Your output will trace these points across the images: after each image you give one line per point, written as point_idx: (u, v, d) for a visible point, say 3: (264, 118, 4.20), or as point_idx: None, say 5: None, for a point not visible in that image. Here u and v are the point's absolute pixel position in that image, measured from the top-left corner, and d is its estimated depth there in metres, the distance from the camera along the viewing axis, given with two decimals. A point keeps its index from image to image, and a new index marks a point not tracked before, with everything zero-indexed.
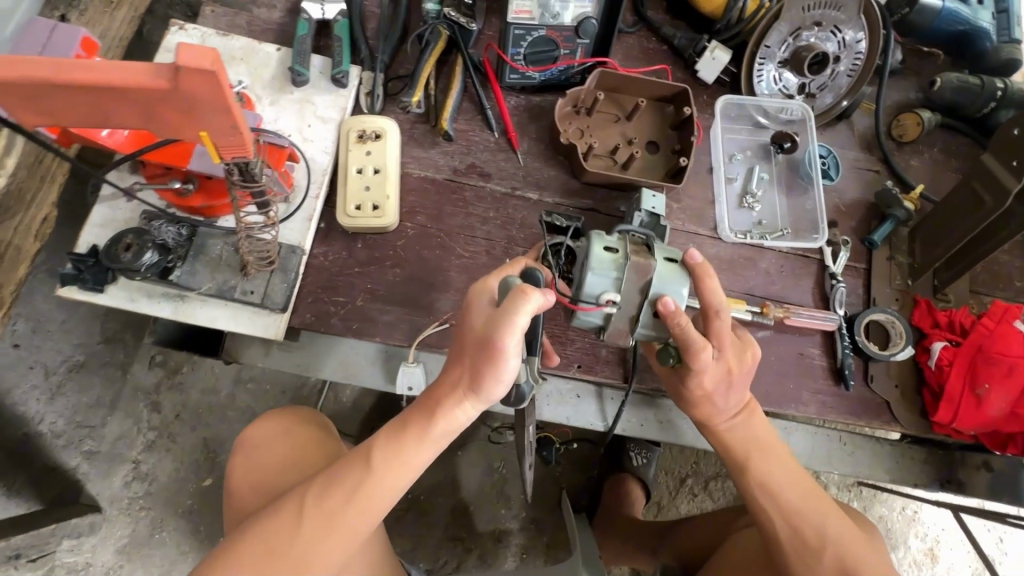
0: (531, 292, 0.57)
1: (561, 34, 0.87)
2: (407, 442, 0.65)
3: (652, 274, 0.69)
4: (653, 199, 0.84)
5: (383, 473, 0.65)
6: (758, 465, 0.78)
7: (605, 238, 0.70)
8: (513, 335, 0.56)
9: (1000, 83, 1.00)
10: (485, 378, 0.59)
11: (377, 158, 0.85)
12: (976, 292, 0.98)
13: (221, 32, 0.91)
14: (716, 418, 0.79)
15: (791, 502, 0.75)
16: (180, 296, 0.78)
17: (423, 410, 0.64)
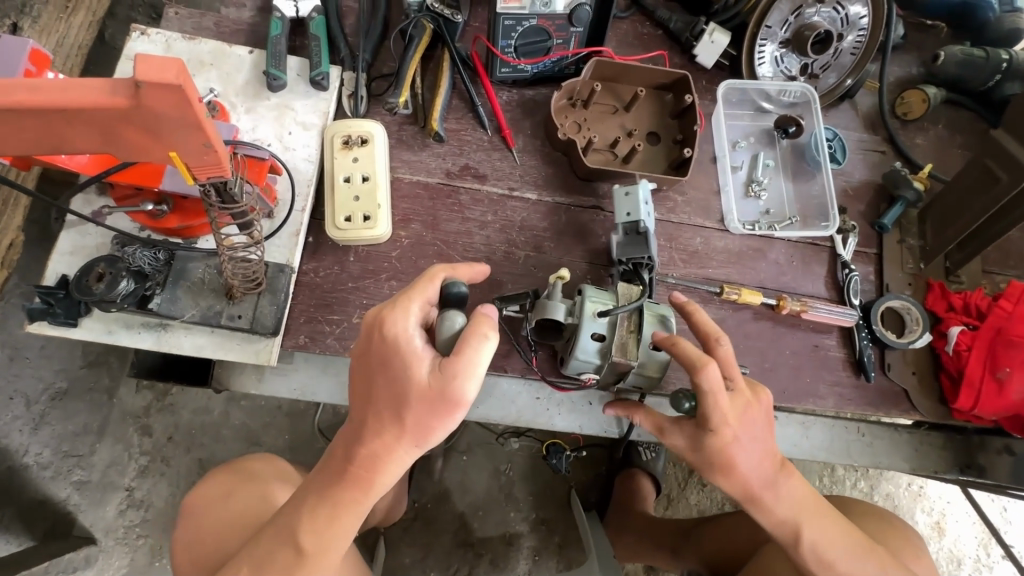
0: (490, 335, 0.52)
1: (553, 23, 0.81)
2: (343, 510, 0.56)
3: (634, 361, 0.69)
4: (627, 203, 0.79)
5: (319, 551, 0.57)
6: (809, 538, 0.71)
7: (595, 323, 0.69)
8: (473, 383, 0.52)
9: (1004, 54, 0.97)
10: (436, 429, 0.53)
11: (364, 165, 0.80)
12: (988, 271, 0.96)
13: (186, 36, 0.84)
14: (758, 489, 0.69)
15: (837, 557, 0.72)
16: (162, 324, 0.73)
17: (352, 483, 0.56)
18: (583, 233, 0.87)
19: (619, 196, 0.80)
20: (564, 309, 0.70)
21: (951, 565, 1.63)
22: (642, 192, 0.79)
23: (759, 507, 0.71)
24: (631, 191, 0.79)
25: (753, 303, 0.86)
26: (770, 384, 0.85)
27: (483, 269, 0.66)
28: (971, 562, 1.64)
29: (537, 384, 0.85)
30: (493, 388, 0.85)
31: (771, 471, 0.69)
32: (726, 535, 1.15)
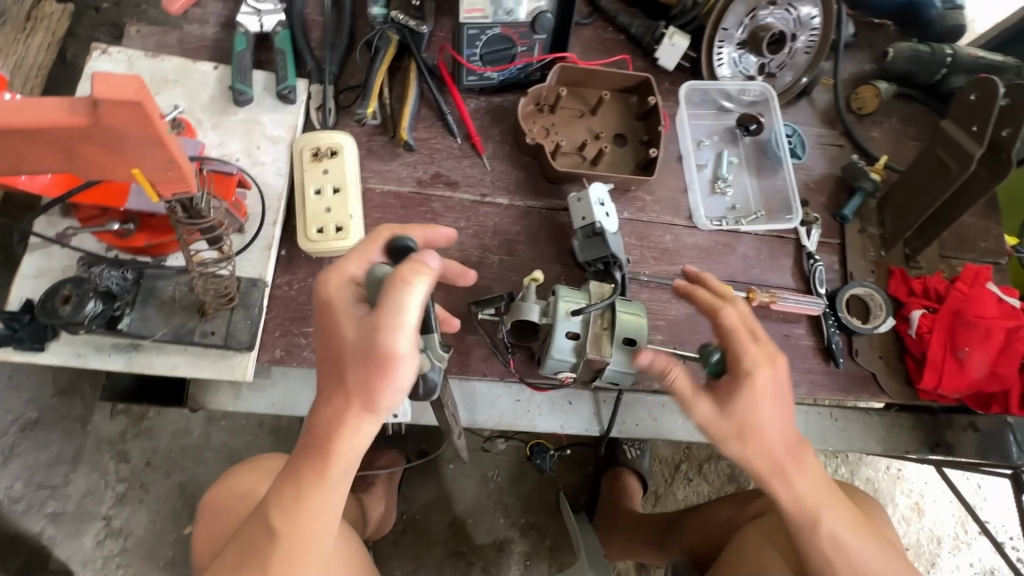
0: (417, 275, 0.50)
1: (516, 31, 0.83)
2: (309, 491, 0.56)
3: (608, 359, 0.70)
4: (581, 207, 0.82)
5: (291, 534, 0.57)
6: (824, 521, 0.68)
7: (569, 322, 0.70)
8: (404, 332, 0.50)
9: (948, 50, 1.02)
10: (382, 391, 0.52)
11: (334, 176, 0.80)
12: (946, 256, 1.00)
13: (149, 53, 0.83)
14: (785, 460, 0.67)
15: (848, 541, 0.69)
16: (133, 345, 0.72)
17: (314, 465, 0.55)
18: (555, 235, 0.88)
19: (572, 203, 0.82)
20: (538, 310, 0.72)
21: (932, 544, 1.68)
22: (594, 194, 0.81)
23: (781, 482, 0.67)
24: (582, 196, 0.82)
25: None
26: None
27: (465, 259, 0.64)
28: (951, 541, 1.69)
29: (517, 386, 0.86)
30: (473, 393, 0.85)
31: (794, 440, 0.68)
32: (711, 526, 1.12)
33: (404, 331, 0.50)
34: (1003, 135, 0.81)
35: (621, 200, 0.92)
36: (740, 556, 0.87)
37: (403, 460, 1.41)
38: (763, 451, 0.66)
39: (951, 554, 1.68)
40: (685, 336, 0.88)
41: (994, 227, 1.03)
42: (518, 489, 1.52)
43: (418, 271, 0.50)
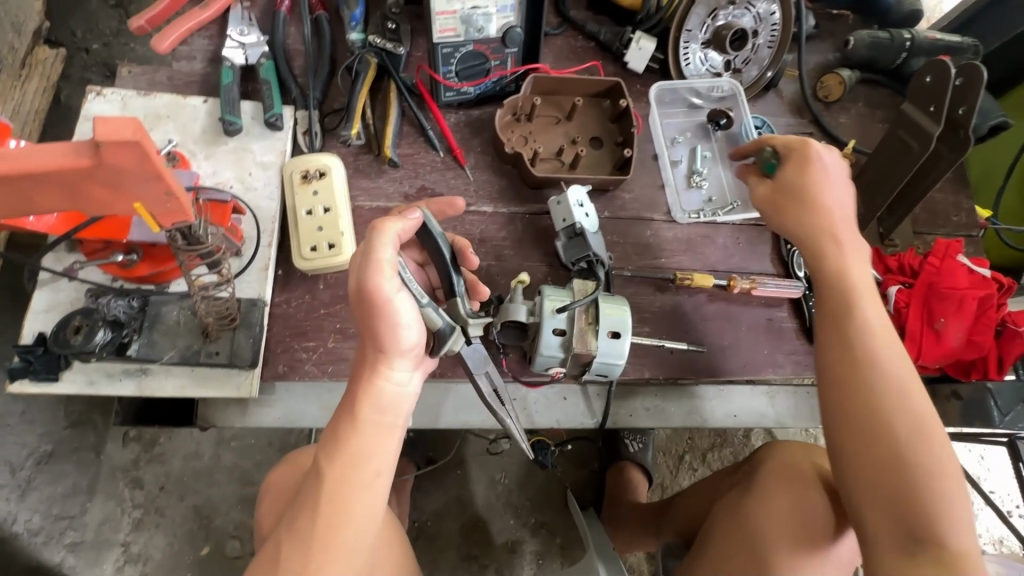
0: (385, 224, 0.60)
1: (488, 46, 0.87)
2: (347, 435, 0.64)
3: (595, 353, 0.73)
4: (563, 206, 0.85)
5: (336, 481, 0.64)
6: (858, 302, 0.72)
7: (554, 319, 0.74)
8: (382, 271, 0.58)
9: (907, 35, 1.06)
10: (383, 330, 0.61)
11: (324, 196, 0.84)
12: (920, 232, 1.04)
13: (142, 92, 0.87)
14: (844, 233, 0.76)
15: (874, 328, 0.71)
16: (142, 370, 0.75)
17: (344, 415, 0.65)
18: (540, 239, 0.92)
19: (552, 206, 0.86)
20: (525, 310, 0.75)
21: None
22: (572, 197, 0.85)
23: (835, 248, 0.75)
24: (561, 200, 0.85)
25: (705, 286, 0.92)
26: (729, 360, 0.91)
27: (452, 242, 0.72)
28: None
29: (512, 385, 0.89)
30: None
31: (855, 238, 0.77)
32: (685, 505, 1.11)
33: (382, 268, 0.58)
34: (960, 114, 0.84)
35: (601, 201, 0.96)
36: (734, 513, 0.84)
37: (411, 469, 1.44)
38: (821, 217, 0.76)
39: None
40: (672, 327, 0.92)
41: (964, 201, 1.07)
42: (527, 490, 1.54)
43: (389, 220, 0.60)
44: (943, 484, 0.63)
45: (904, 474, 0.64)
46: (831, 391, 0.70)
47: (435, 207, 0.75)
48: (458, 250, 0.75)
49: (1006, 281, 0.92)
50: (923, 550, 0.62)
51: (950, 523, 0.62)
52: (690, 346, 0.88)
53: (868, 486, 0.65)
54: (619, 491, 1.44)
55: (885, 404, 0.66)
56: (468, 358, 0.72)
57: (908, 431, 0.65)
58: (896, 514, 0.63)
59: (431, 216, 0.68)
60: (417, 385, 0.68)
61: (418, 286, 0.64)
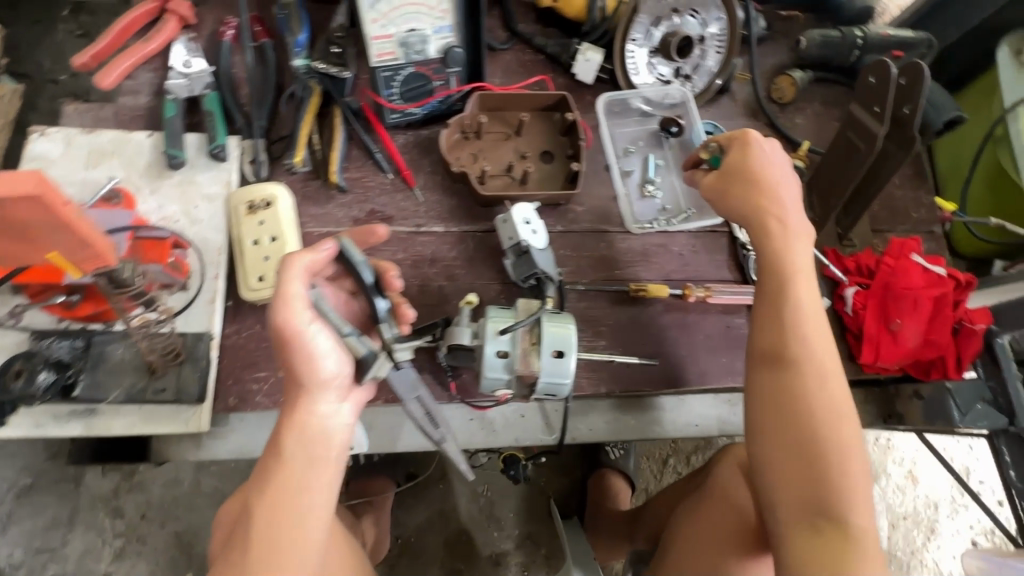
0: (295, 255, 0.65)
1: (429, 67, 0.88)
2: (276, 470, 0.66)
3: (538, 373, 0.73)
4: (511, 229, 0.85)
5: (267, 517, 0.65)
6: (795, 283, 0.73)
7: (498, 341, 0.73)
8: (294, 304, 0.63)
9: (858, 33, 1.06)
10: (299, 361, 0.64)
11: (270, 226, 0.84)
12: (879, 231, 1.03)
13: (86, 129, 0.87)
14: (788, 211, 0.76)
15: (804, 312, 0.72)
16: (89, 410, 0.75)
17: (272, 449, 0.66)
18: (491, 257, 0.92)
19: (498, 225, 0.86)
20: (469, 333, 0.75)
21: (930, 510, 1.67)
22: (518, 215, 0.84)
23: (779, 226, 0.75)
24: (507, 218, 0.85)
25: (661, 296, 0.91)
26: (688, 369, 0.90)
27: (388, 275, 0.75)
28: (948, 504, 1.68)
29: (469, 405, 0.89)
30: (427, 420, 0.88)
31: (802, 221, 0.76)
32: (655, 509, 1.10)
33: (291, 303, 0.62)
34: (905, 113, 0.84)
35: (553, 215, 0.96)
36: (693, 515, 0.86)
37: (392, 486, 1.44)
38: (765, 199, 0.75)
39: (950, 518, 1.67)
40: (628, 339, 0.91)
41: (924, 197, 1.06)
42: (511, 502, 1.54)
43: (299, 254, 0.65)
44: (849, 460, 0.67)
45: (815, 449, 0.67)
46: (758, 368, 0.72)
47: (355, 235, 0.78)
48: (380, 276, 0.75)
49: (965, 277, 0.91)
50: (823, 521, 0.66)
51: (853, 497, 0.66)
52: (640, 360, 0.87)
53: (782, 459, 0.68)
54: (600, 498, 1.44)
55: (807, 385, 0.69)
56: (396, 383, 0.70)
57: (822, 412, 0.68)
58: (803, 486, 0.67)
59: (349, 245, 0.70)
60: (348, 416, 0.69)
61: (338, 317, 0.66)
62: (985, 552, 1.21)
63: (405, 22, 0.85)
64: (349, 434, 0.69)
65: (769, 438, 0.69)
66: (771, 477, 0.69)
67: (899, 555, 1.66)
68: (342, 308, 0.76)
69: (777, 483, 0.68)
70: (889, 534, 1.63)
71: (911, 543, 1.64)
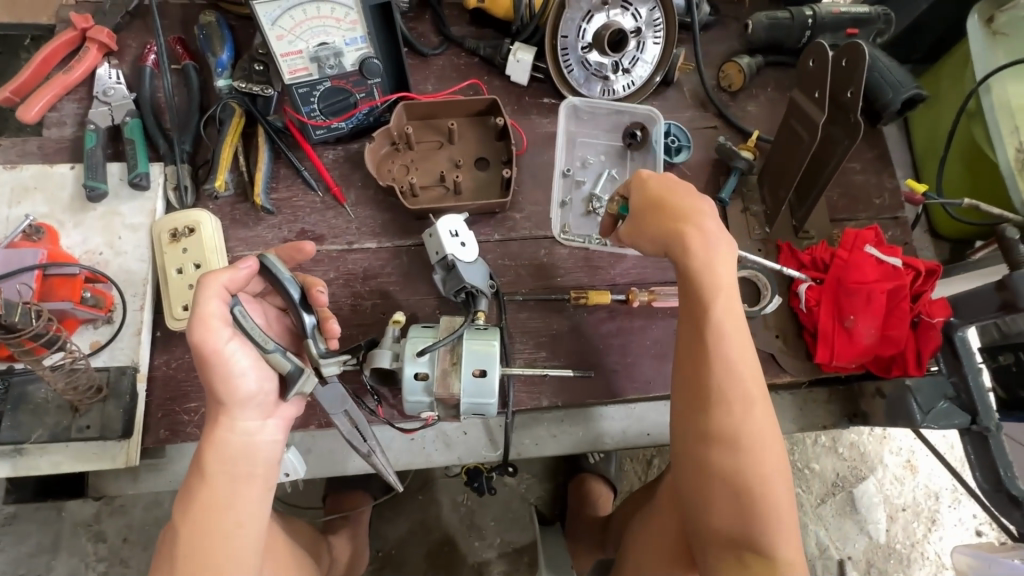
0: (215, 271, 0.61)
1: (348, 80, 0.85)
2: (201, 485, 0.62)
3: (458, 394, 0.70)
4: (440, 237, 0.81)
5: (193, 533, 0.61)
6: (718, 308, 0.68)
7: (416, 363, 0.71)
8: (212, 323, 0.59)
9: (808, 12, 1.00)
10: (215, 381, 0.61)
11: (194, 253, 0.82)
12: (838, 219, 0.98)
13: (8, 165, 0.87)
14: (709, 228, 0.70)
15: (729, 337, 0.67)
16: (17, 449, 0.75)
17: (193, 468, 0.63)
18: (426, 271, 0.89)
19: (426, 239, 0.83)
20: (390, 356, 0.73)
21: (930, 501, 1.54)
22: (443, 227, 0.81)
23: (700, 248, 0.69)
24: (433, 232, 0.82)
25: (603, 303, 0.88)
26: (635, 377, 0.87)
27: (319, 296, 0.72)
28: (949, 494, 1.55)
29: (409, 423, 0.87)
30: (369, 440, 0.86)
31: (723, 242, 0.70)
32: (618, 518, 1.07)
33: (209, 322, 0.59)
34: (848, 96, 0.77)
35: (490, 224, 0.92)
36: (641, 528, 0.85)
37: (367, 500, 1.41)
38: (680, 224, 0.70)
39: (951, 509, 1.54)
40: (571, 350, 0.87)
41: (887, 181, 1.01)
42: (491, 510, 1.52)
43: (218, 272, 0.61)
44: (775, 493, 0.64)
45: (740, 481, 0.64)
46: (682, 400, 0.69)
47: (282, 253, 0.74)
48: (304, 291, 0.71)
49: (926, 266, 0.86)
50: (749, 553, 0.65)
51: (779, 530, 0.64)
52: (572, 372, 0.82)
53: (707, 495, 0.66)
54: (578, 504, 1.40)
55: (731, 416, 0.66)
56: (322, 399, 0.68)
57: (748, 443, 0.65)
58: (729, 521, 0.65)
59: (275, 261, 0.66)
60: (274, 433, 0.67)
61: (261, 333, 0.61)
62: (975, 547, 1.16)
63: (314, 36, 0.80)
64: (277, 449, 0.67)
65: (694, 473, 0.67)
66: (699, 510, 0.67)
67: (898, 549, 1.52)
68: (274, 323, 0.74)
69: (706, 513, 0.67)
70: (886, 527, 1.51)
71: (911, 535, 1.52)
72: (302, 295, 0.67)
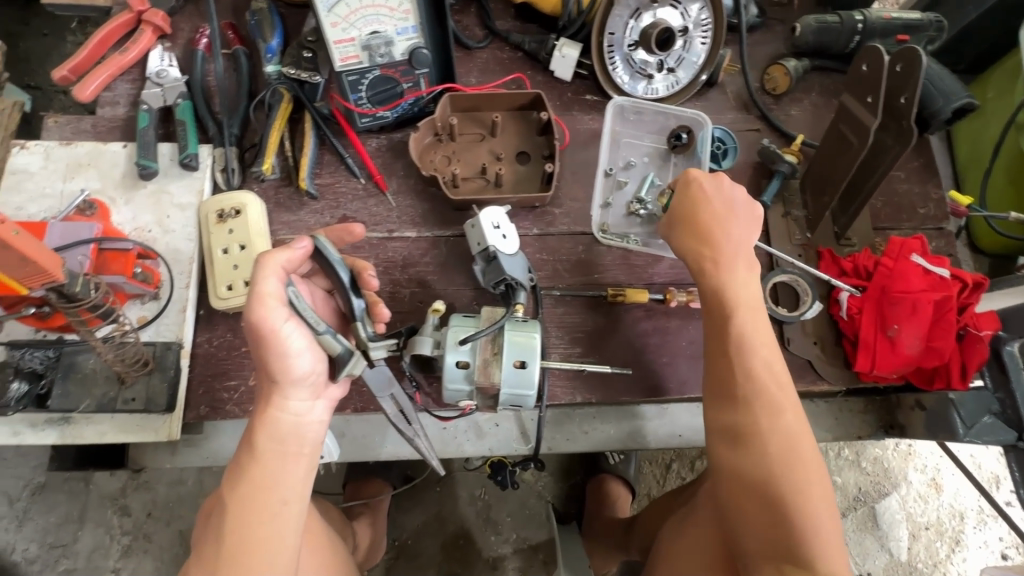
0: (273, 252, 0.62)
1: (396, 69, 0.86)
2: (252, 465, 0.64)
3: (499, 384, 0.70)
4: (494, 230, 0.81)
5: (242, 514, 0.62)
6: (740, 318, 0.70)
7: (458, 351, 0.71)
8: (268, 304, 0.59)
9: (858, 16, 0.99)
10: (270, 361, 0.61)
11: (239, 234, 0.84)
12: (880, 228, 0.97)
13: (64, 142, 0.89)
14: (727, 250, 0.73)
15: (754, 345, 0.69)
16: (65, 418, 0.77)
17: (244, 445, 0.65)
18: (464, 262, 0.90)
19: (468, 230, 0.83)
20: (430, 343, 0.73)
21: (955, 521, 1.51)
22: (485, 220, 0.81)
23: (716, 269, 0.72)
24: (475, 223, 0.82)
25: (641, 301, 0.87)
26: (670, 377, 0.86)
27: (371, 282, 0.76)
28: (975, 515, 1.52)
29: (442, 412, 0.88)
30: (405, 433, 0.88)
31: (746, 259, 0.74)
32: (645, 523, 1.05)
33: (266, 301, 0.59)
34: (900, 103, 0.76)
35: (530, 217, 0.93)
36: (677, 539, 0.83)
37: (387, 488, 1.42)
38: (703, 244, 0.74)
39: (976, 530, 1.51)
40: (606, 347, 0.87)
41: (933, 190, 0.99)
42: (509, 505, 1.51)
43: (277, 252, 0.62)
44: (812, 501, 0.63)
45: (773, 488, 0.64)
46: (710, 409, 0.70)
47: (333, 235, 0.75)
48: (356, 274, 0.75)
49: (972, 278, 0.84)
50: (789, 566, 0.61)
51: (817, 541, 0.61)
52: (610, 368, 0.82)
53: (742, 502, 0.65)
54: (598, 506, 1.40)
55: (757, 421, 0.66)
56: (370, 381, 0.69)
57: (777, 449, 0.65)
58: (765, 529, 0.63)
59: (326, 244, 0.67)
60: (322, 412, 0.68)
61: (315, 314, 0.63)
62: (1005, 569, 1.13)
63: (367, 24, 0.82)
64: (322, 430, 0.68)
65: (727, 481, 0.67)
66: (734, 519, 0.66)
67: (920, 569, 1.50)
68: (319, 304, 0.75)
69: (740, 521, 0.65)
70: (908, 545, 1.49)
71: (934, 555, 1.49)
72: (349, 275, 0.68)
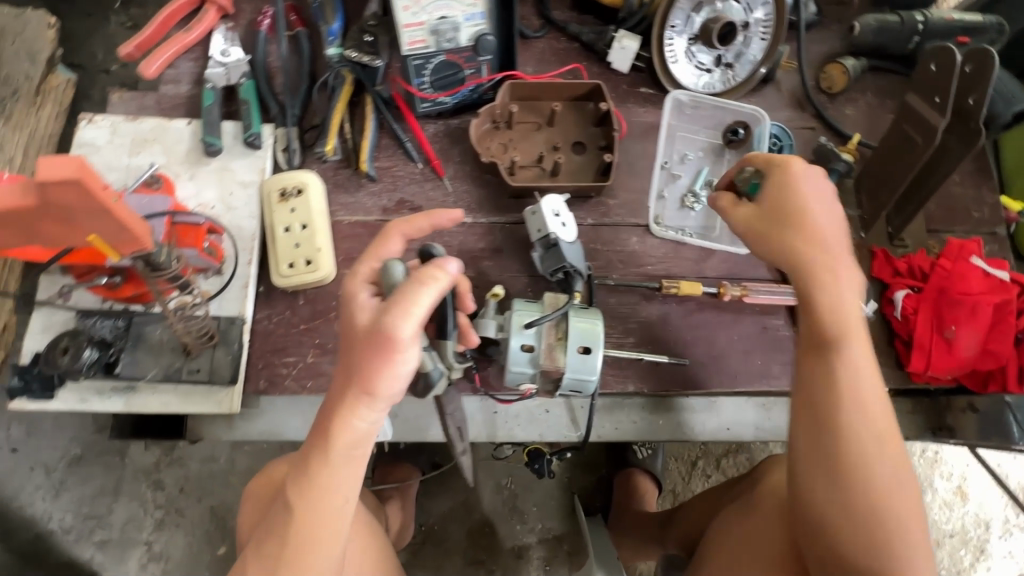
0: (436, 271, 0.54)
1: (460, 55, 0.87)
2: (316, 470, 0.61)
3: (564, 369, 0.71)
4: (556, 219, 0.82)
5: (305, 510, 0.63)
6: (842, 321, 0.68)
7: (523, 335, 0.72)
8: (411, 323, 0.53)
9: (918, 17, 0.98)
10: (381, 377, 0.55)
11: (301, 213, 0.85)
12: (934, 230, 0.96)
13: (130, 117, 0.90)
14: (829, 249, 0.70)
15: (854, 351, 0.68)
16: (130, 386, 0.79)
17: (315, 447, 0.61)
18: (519, 249, 0.90)
19: (527, 217, 0.83)
20: (494, 326, 0.74)
21: (980, 530, 1.51)
22: (547, 207, 0.82)
23: (822, 271, 0.69)
24: (536, 210, 0.83)
25: (694, 293, 0.87)
26: (721, 371, 0.87)
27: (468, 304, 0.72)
28: (1000, 525, 1.51)
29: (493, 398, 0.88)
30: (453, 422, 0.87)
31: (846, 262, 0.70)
32: (687, 515, 1.07)
33: (409, 319, 0.53)
34: (969, 104, 0.77)
35: (585, 207, 0.93)
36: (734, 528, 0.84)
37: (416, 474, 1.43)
38: (801, 240, 0.70)
39: (1001, 540, 1.50)
40: (658, 338, 0.88)
41: (987, 195, 0.99)
42: (535, 496, 1.52)
43: (433, 274, 0.54)
44: (900, 505, 0.64)
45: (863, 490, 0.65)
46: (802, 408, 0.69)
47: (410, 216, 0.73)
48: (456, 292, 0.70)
49: None
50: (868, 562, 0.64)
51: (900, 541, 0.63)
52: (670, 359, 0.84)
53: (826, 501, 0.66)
54: (626, 500, 1.40)
55: (854, 426, 0.66)
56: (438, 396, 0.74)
57: (872, 455, 0.65)
58: (846, 527, 0.65)
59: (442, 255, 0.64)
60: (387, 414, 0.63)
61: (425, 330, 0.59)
62: None
63: (438, 9, 0.84)
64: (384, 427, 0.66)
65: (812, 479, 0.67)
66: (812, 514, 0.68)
67: None
68: None
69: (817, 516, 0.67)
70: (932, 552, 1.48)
71: (958, 563, 1.49)
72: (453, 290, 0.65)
